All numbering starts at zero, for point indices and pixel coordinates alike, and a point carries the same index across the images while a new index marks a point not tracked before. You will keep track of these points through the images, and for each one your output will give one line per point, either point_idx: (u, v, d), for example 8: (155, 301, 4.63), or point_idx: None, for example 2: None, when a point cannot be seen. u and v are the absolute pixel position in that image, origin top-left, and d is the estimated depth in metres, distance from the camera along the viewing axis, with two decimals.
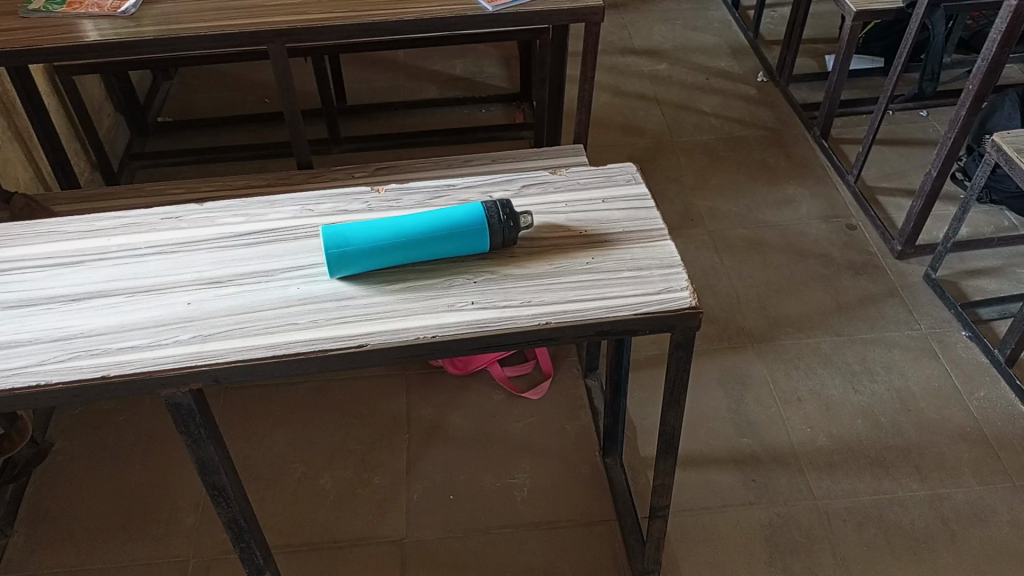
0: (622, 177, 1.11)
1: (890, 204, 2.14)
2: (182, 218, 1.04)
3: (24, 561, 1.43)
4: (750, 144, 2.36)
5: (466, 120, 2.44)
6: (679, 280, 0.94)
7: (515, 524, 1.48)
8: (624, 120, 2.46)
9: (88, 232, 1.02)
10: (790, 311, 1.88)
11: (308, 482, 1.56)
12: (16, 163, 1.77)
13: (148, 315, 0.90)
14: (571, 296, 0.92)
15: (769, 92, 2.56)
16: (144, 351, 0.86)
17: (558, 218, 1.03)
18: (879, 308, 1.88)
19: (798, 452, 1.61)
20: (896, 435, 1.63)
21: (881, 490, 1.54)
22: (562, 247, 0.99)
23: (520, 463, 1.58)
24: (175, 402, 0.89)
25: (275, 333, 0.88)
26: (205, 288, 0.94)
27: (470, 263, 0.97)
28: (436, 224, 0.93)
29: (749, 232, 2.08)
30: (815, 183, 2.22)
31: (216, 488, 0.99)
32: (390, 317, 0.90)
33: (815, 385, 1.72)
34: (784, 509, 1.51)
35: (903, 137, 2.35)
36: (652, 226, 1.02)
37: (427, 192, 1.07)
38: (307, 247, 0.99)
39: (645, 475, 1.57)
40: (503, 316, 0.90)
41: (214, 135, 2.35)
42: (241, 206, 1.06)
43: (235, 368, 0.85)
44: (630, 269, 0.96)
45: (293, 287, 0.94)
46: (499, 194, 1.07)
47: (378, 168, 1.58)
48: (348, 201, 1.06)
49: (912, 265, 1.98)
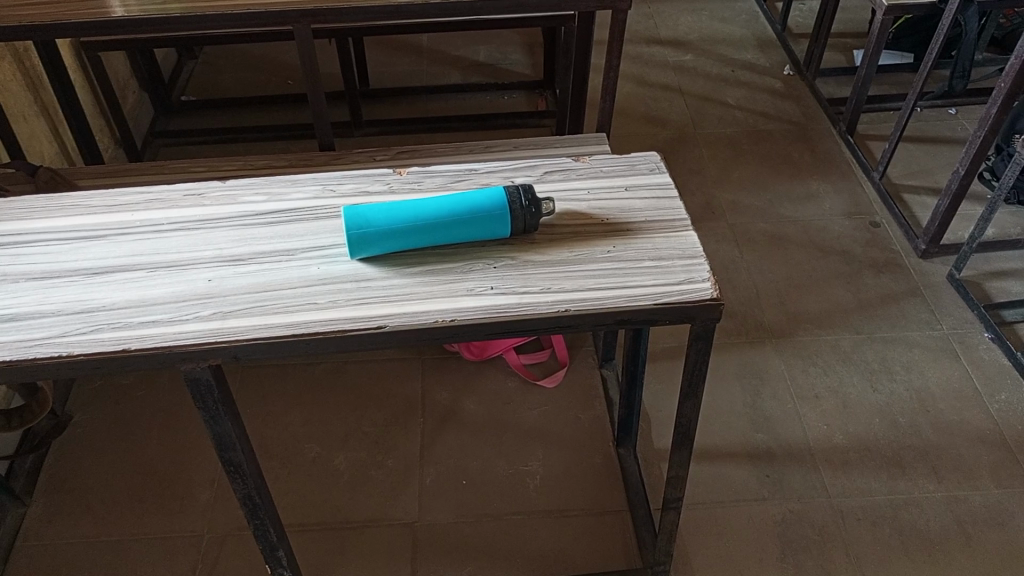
0: (646, 166, 1.10)
1: (915, 202, 2.11)
2: (205, 195, 1.04)
3: (43, 530, 1.45)
4: (775, 137, 2.34)
5: (489, 107, 2.43)
6: (701, 271, 0.93)
7: (527, 511, 1.49)
8: (647, 110, 2.44)
9: (112, 206, 1.03)
10: (810, 307, 1.86)
11: (322, 462, 1.57)
12: (42, 139, 1.79)
13: (169, 290, 0.91)
14: (591, 284, 0.92)
15: (795, 85, 2.53)
16: (164, 326, 0.87)
17: (580, 204, 1.03)
18: (900, 307, 1.86)
19: (813, 449, 1.60)
20: (914, 435, 1.62)
21: (896, 490, 1.53)
22: (584, 235, 0.98)
23: (533, 451, 1.58)
24: (194, 377, 0.89)
25: (295, 312, 0.88)
26: (226, 265, 0.94)
27: (490, 248, 0.97)
28: (456, 208, 0.93)
29: (771, 227, 2.06)
30: (839, 179, 2.20)
31: (232, 464, 1.00)
32: (409, 300, 0.90)
33: (833, 383, 1.71)
34: (798, 506, 1.51)
35: (931, 135, 2.31)
36: (675, 216, 1.01)
37: (449, 175, 1.07)
38: (329, 227, 0.99)
39: (659, 467, 1.57)
40: (523, 302, 0.89)
41: (237, 115, 2.36)
42: (264, 185, 1.06)
43: (255, 346, 0.86)
44: (651, 259, 0.95)
45: (313, 267, 0.94)
46: (521, 179, 1.06)
47: (399, 152, 1.58)
48: (369, 182, 1.06)
49: (936, 264, 1.95)
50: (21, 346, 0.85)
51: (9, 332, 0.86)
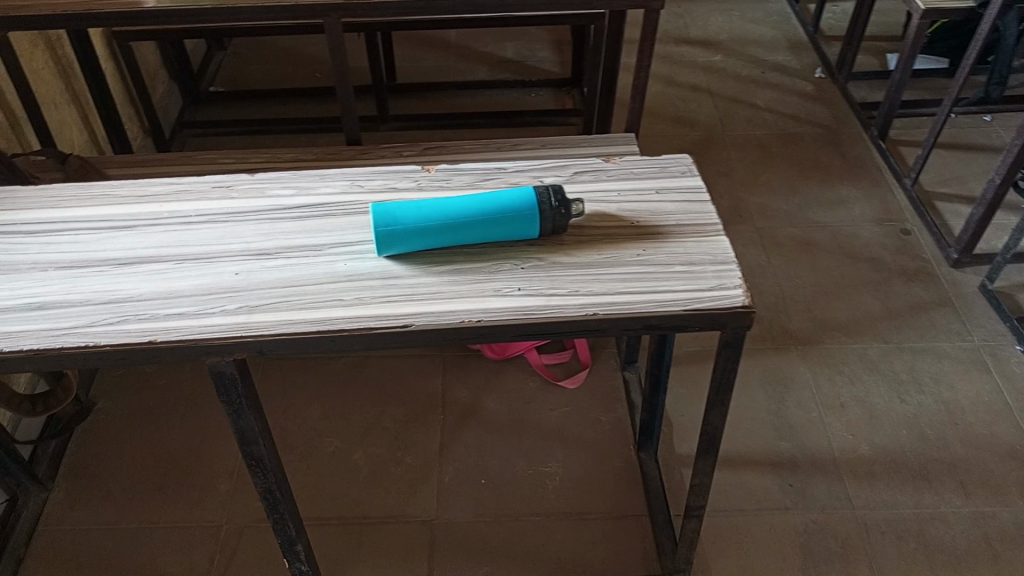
0: (677, 168, 1.08)
1: (947, 210, 2.07)
2: (233, 188, 1.04)
3: (65, 516, 1.46)
4: (805, 140, 2.31)
5: (516, 104, 2.42)
6: (732, 277, 0.92)
7: (546, 512, 1.48)
8: (675, 110, 2.41)
9: (141, 197, 1.03)
10: (837, 314, 1.84)
11: (342, 457, 1.57)
12: (72, 126, 1.80)
13: (196, 283, 0.91)
14: (620, 288, 0.90)
15: (827, 88, 2.49)
16: (190, 319, 0.87)
17: (609, 206, 1.01)
18: (930, 317, 1.83)
19: (837, 459, 1.57)
20: (941, 448, 1.59)
21: (922, 504, 1.51)
22: (613, 237, 0.97)
23: (554, 452, 1.57)
24: (218, 371, 0.89)
25: (321, 308, 0.88)
26: (252, 259, 0.94)
27: (518, 248, 0.95)
28: (485, 207, 0.92)
29: (799, 232, 2.03)
30: (870, 185, 2.16)
31: (254, 458, 1.00)
32: (435, 299, 0.89)
33: (859, 392, 1.69)
34: (820, 516, 1.49)
35: (965, 142, 2.27)
36: (706, 220, 0.99)
37: (478, 174, 1.06)
38: (356, 223, 0.99)
39: (680, 472, 1.55)
40: (550, 305, 0.88)
41: (265, 107, 2.36)
42: (292, 179, 1.06)
43: (281, 341, 0.85)
44: (682, 263, 0.93)
45: (340, 263, 0.93)
46: (550, 179, 1.05)
47: (426, 148, 1.57)
48: (397, 178, 1.05)
49: (968, 275, 1.92)
50: (49, 335, 0.85)
51: (37, 321, 0.87)
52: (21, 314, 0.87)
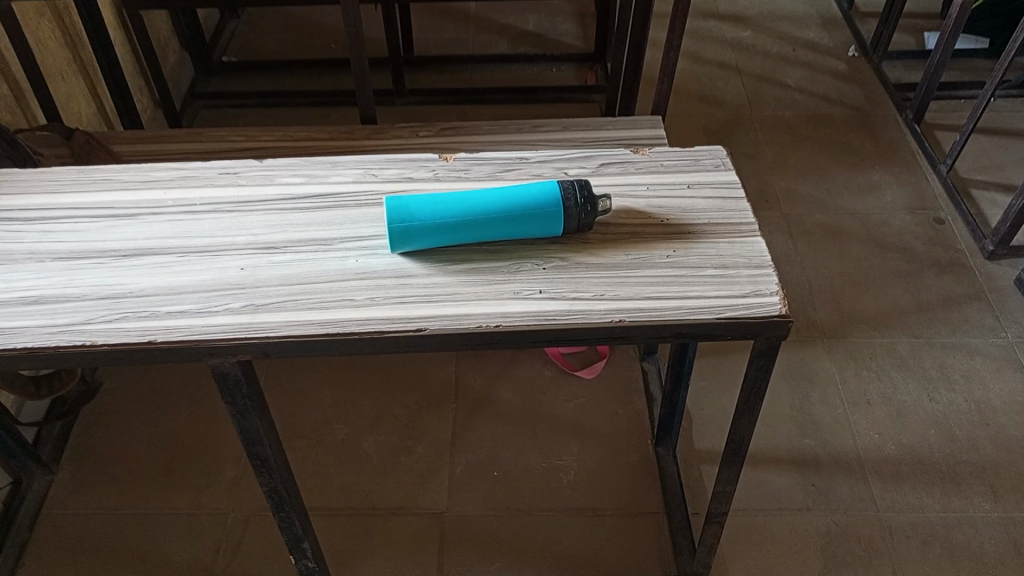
0: (711, 161, 1.01)
1: (983, 198, 1.99)
2: (240, 175, 0.99)
3: (70, 500, 1.43)
4: (836, 122, 2.22)
5: (536, 79, 2.35)
6: (768, 283, 0.86)
7: (560, 507, 1.44)
8: (701, 88, 2.33)
9: (144, 183, 0.98)
10: (866, 306, 1.77)
11: (352, 445, 1.53)
12: (80, 98, 1.74)
13: (200, 278, 0.86)
14: (648, 292, 0.85)
15: (860, 68, 2.39)
16: (192, 317, 0.82)
17: (637, 202, 0.95)
18: (963, 311, 1.76)
19: (862, 458, 1.52)
20: (971, 450, 1.53)
21: (950, 507, 1.46)
22: (642, 236, 0.91)
23: (569, 445, 1.53)
24: (222, 372, 0.84)
25: (330, 309, 0.83)
26: (259, 253, 0.89)
27: (540, 247, 0.90)
28: (506, 204, 0.87)
29: (827, 219, 1.96)
30: (902, 170, 2.08)
31: (259, 458, 0.96)
32: (452, 301, 0.84)
33: (886, 389, 1.63)
34: (843, 517, 1.44)
35: (1003, 126, 2.18)
36: (741, 219, 0.93)
37: (498, 164, 1.00)
38: (368, 215, 0.93)
39: (698, 469, 1.50)
40: (573, 309, 0.83)
41: (278, 79, 2.31)
42: (303, 166, 1.01)
43: (287, 343, 0.81)
44: (714, 267, 0.88)
45: (351, 259, 0.88)
46: (575, 170, 0.99)
47: (443, 128, 1.51)
48: (413, 168, 1.00)
49: (1003, 267, 1.84)
50: (44, 332, 0.80)
51: (32, 316, 0.82)
52: (15, 308, 0.83)
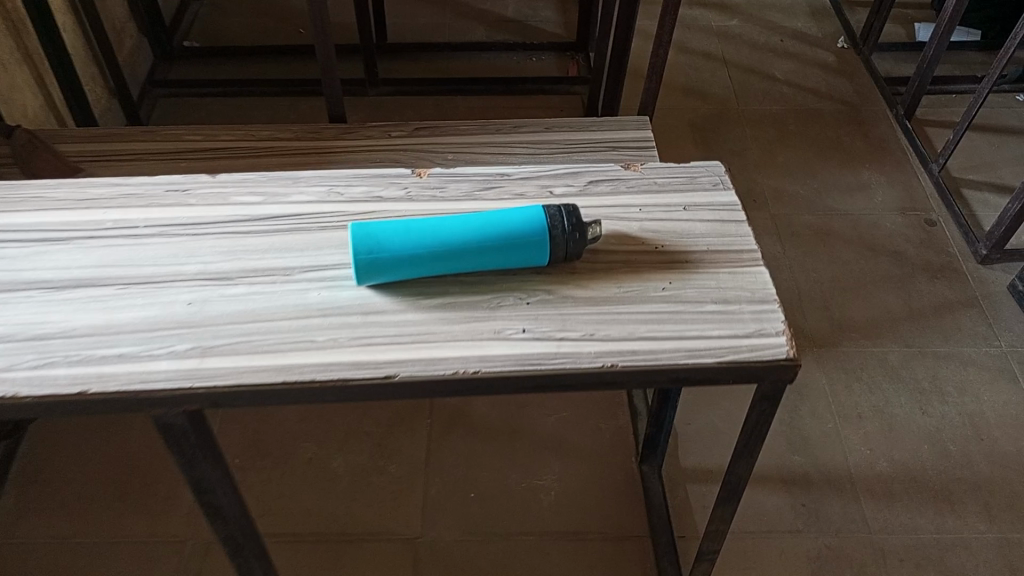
0: (707, 179, 0.93)
1: (975, 199, 1.94)
2: (190, 191, 0.89)
3: (14, 528, 1.33)
4: (825, 118, 2.15)
5: (515, 69, 2.25)
6: (774, 321, 0.78)
7: (539, 531, 1.37)
8: (687, 80, 2.24)
9: (81, 201, 0.88)
10: (856, 313, 1.71)
11: (320, 465, 1.44)
12: (25, 91, 1.62)
13: (142, 315, 0.76)
14: (642, 331, 0.77)
15: (850, 60, 2.32)
16: (131, 363, 0.73)
17: (630, 225, 0.87)
18: (955, 319, 1.70)
19: (853, 477, 1.47)
20: (965, 466, 1.48)
21: (944, 528, 1.41)
22: (634, 265, 0.83)
23: (549, 464, 1.45)
24: (166, 423, 0.75)
25: (288, 352, 0.74)
26: (208, 285, 0.79)
27: (523, 277, 0.81)
28: (486, 232, 0.78)
29: (817, 220, 1.89)
30: (893, 169, 2.01)
31: (212, 506, 0.87)
32: (425, 342, 0.75)
33: (878, 402, 1.57)
34: (835, 540, 1.38)
35: (995, 123, 2.12)
36: (742, 245, 0.85)
37: (477, 181, 0.91)
38: (332, 240, 0.84)
39: (684, 489, 1.44)
40: (560, 352, 0.75)
41: (242, 66, 2.18)
42: (260, 181, 0.91)
43: (240, 393, 0.72)
44: (714, 301, 0.80)
45: (313, 292, 0.79)
46: (561, 189, 0.90)
47: (418, 127, 1.41)
48: (383, 185, 0.90)
49: (996, 272, 1.79)
50: None
51: None
52: None
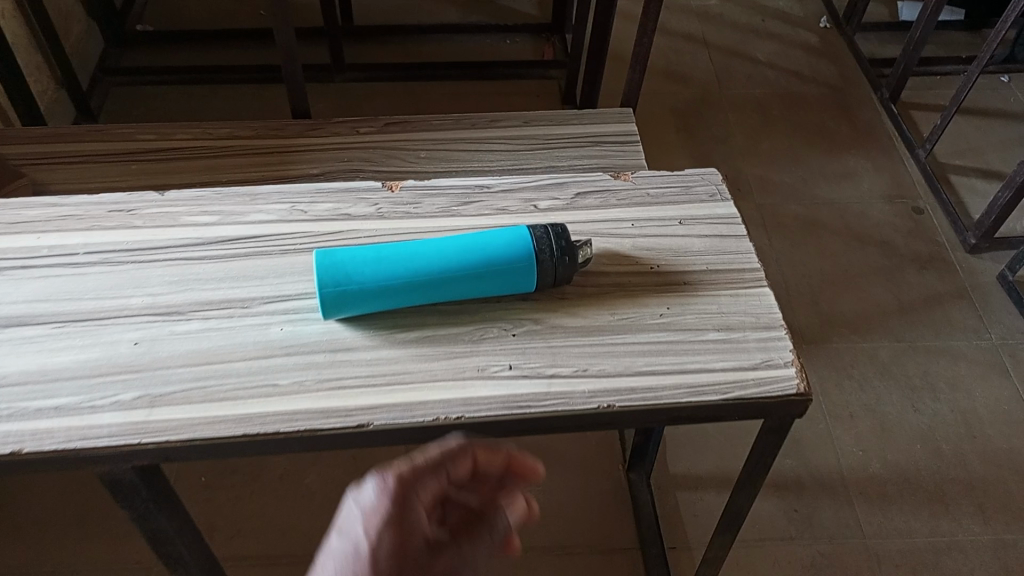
0: (703, 189, 0.86)
1: (963, 186, 1.89)
2: (135, 211, 0.80)
3: None
4: (809, 102, 2.09)
5: (489, 53, 2.15)
6: (781, 350, 0.72)
7: (526, 546, 1.31)
8: (667, 64, 2.17)
9: (13, 226, 0.79)
10: (845, 307, 1.66)
11: (292, 481, 1.37)
12: None
13: (82, 358, 0.68)
14: (640, 366, 0.70)
15: (832, 41, 2.26)
16: (69, 416, 0.65)
17: (622, 243, 0.80)
18: (945, 312, 1.66)
19: (846, 479, 1.42)
20: (958, 466, 1.45)
21: (939, 531, 1.37)
22: (629, 288, 0.76)
23: (534, 473, 1.39)
24: (114, 478, 0.67)
25: (247, 400, 0.66)
26: (157, 321, 0.71)
27: (507, 305, 0.74)
28: (466, 259, 0.71)
29: (803, 210, 1.84)
30: (879, 155, 1.96)
31: (171, 556, 0.80)
32: (402, 384, 0.68)
33: (869, 400, 1.53)
34: (829, 547, 1.34)
35: (981, 106, 2.07)
36: (744, 263, 0.79)
37: (454, 195, 0.83)
38: (295, 266, 0.76)
39: (673, 496, 1.38)
40: (551, 392, 0.68)
41: (200, 52, 2.07)
42: (215, 199, 0.82)
43: (195, 447, 0.64)
44: (716, 329, 0.73)
45: (274, 327, 0.71)
46: (546, 203, 0.83)
47: (388, 122, 1.32)
48: (351, 200, 0.82)
49: (985, 262, 1.75)
50: None
51: None
52: None
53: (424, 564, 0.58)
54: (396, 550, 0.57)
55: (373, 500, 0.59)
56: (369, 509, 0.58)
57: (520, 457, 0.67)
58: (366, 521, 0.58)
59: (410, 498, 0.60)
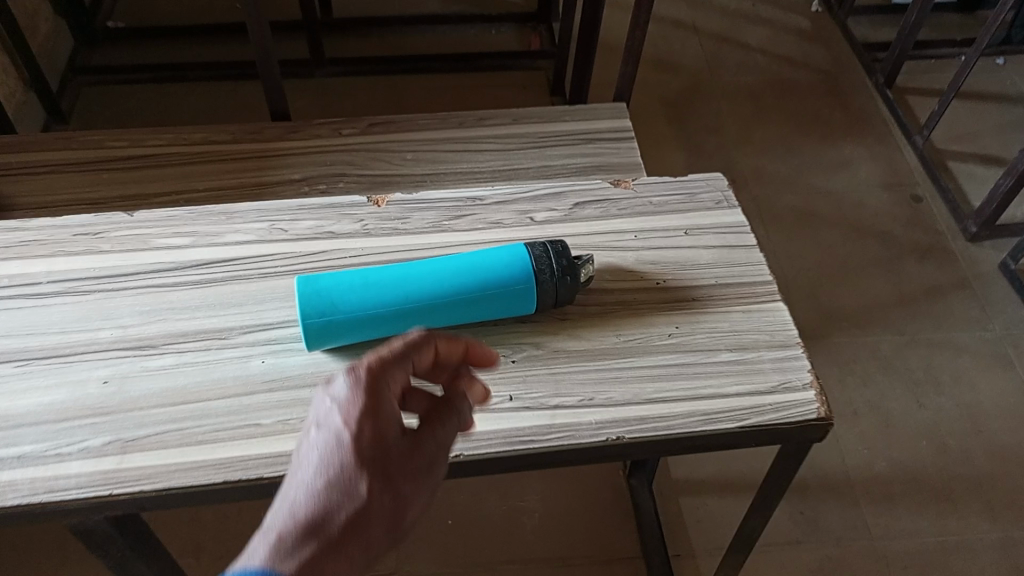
0: (708, 196, 0.82)
1: (961, 172, 1.85)
2: (101, 233, 0.75)
3: None
4: (803, 88, 2.04)
5: (473, 44, 2.09)
6: (797, 371, 0.68)
7: (525, 559, 1.27)
8: (657, 52, 2.11)
9: None
10: (846, 301, 1.62)
11: None
12: None
13: (47, 400, 0.63)
14: (649, 392, 0.66)
15: (825, 26, 2.21)
16: (34, 466, 0.59)
17: (625, 256, 0.75)
18: (947, 303, 1.63)
19: (851, 480, 1.39)
20: (964, 462, 1.42)
21: (947, 531, 1.34)
22: (635, 307, 0.71)
23: (532, 483, 1.35)
24: (87, 529, 0.62)
25: (228, 442, 0.61)
26: (127, 356, 0.66)
27: (505, 328, 0.69)
28: (460, 282, 0.66)
29: (799, 201, 1.79)
30: (875, 142, 1.92)
31: None
32: None
33: (873, 397, 1.49)
34: (836, 551, 1.31)
35: (977, 89, 2.03)
36: (754, 276, 0.74)
37: (445, 209, 0.78)
38: (277, 291, 0.71)
39: (676, 502, 1.35)
40: (555, 425, 0.63)
41: (174, 48, 1.99)
42: (189, 218, 0.77)
43: (172, 496, 0.59)
44: (729, 349, 0.69)
45: (255, 360, 0.66)
46: (543, 215, 0.78)
47: (371, 123, 1.26)
48: (334, 217, 0.77)
49: (986, 250, 1.72)
50: None
51: None
52: None
53: (408, 451, 0.51)
54: (378, 439, 0.50)
55: (348, 391, 0.51)
56: (344, 399, 0.51)
57: (477, 347, 0.59)
58: (343, 412, 0.51)
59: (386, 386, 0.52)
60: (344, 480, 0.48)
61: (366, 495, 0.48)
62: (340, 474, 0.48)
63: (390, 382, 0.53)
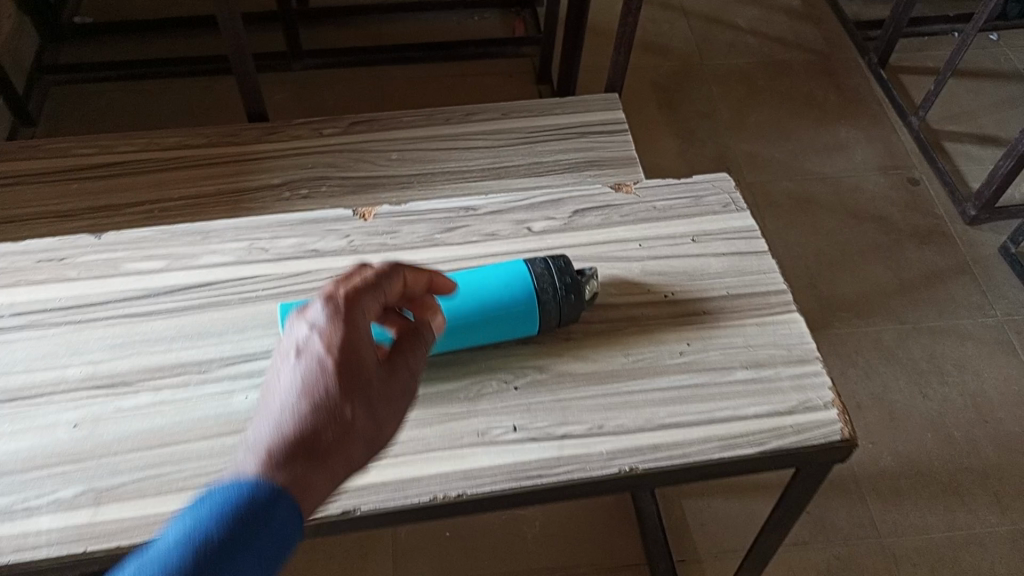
0: (716, 198, 0.77)
1: (958, 153, 1.82)
2: (68, 259, 0.70)
3: None
4: (795, 70, 1.99)
5: (456, 31, 2.03)
6: (818, 389, 0.63)
7: (527, 571, 1.23)
8: (644, 35, 2.06)
9: None
10: (845, 289, 1.59)
11: None
12: None
13: (12, 448, 0.58)
14: (662, 418, 0.61)
15: (815, 4, 2.16)
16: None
17: (631, 267, 0.71)
18: (948, 288, 1.60)
19: (857, 476, 1.36)
20: (971, 453, 1.39)
21: (955, 525, 1.31)
22: (643, 323, 0.67)
23: None
24: None
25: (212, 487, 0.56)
26: (99, 395, 0.61)
27: (506, 351, 0.65)
28: (457, 306, 0.63)
29: (795, 187, 1.75)
30: (870, 124, 1.88)
31: None
32: (391, 458, 0.59)
33: (876, 389, 1.46)
34: (844, 549, 1.28)
35: (971, 66, 1.99)
36: (767, 284, 0.70)
37: (439, 219, 0.75)
38: (260, 318, 0.66)
39: (679, 505, 1.31)
40: (563, 457, 0.59)
41: (145, 44, 1.92)
42: (162, 239, 0.72)
43: None
44: (745, 366, 0.64)
45: (238, 395, 0.61)
46: (541, 224, 0.74)
47: (354, 122, 1.20)
48: (318, 234, 0.73)
49: (986, 233, 1.68)
50: None
51: None
52: None
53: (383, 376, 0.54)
54: (358, 363, 0.53)
55: (326, 320, 0.53)
56: (322, 327, 0.53)
57: (441, 277, 0.62)
58: (321, 340, 0.53)
59: (362, 315, 0.55)
60: (325, 402, 0.50)
61: (349, 417, 0.51)
62: (324, 393, 0.51)
63: (367, 311, 0.55)
